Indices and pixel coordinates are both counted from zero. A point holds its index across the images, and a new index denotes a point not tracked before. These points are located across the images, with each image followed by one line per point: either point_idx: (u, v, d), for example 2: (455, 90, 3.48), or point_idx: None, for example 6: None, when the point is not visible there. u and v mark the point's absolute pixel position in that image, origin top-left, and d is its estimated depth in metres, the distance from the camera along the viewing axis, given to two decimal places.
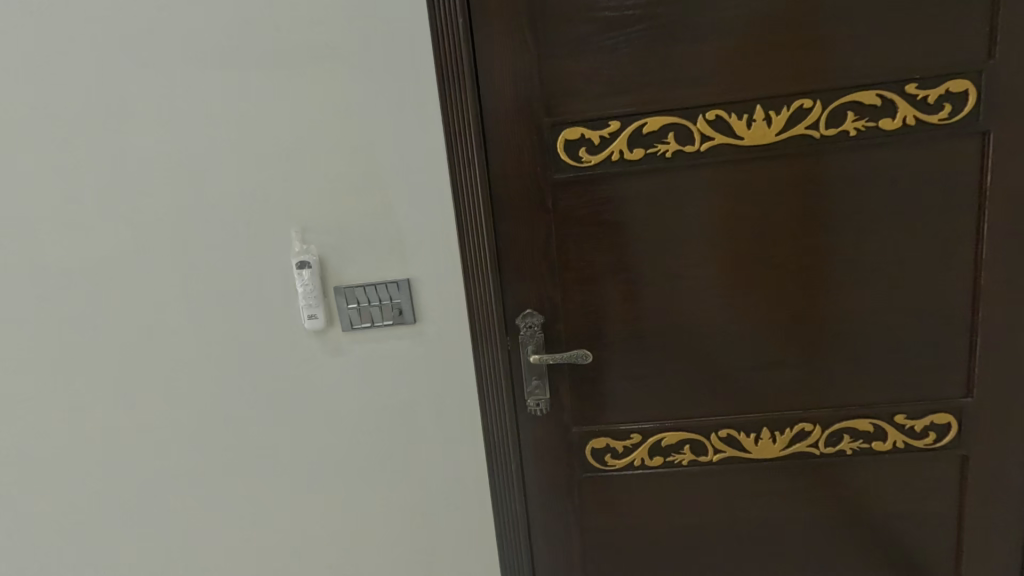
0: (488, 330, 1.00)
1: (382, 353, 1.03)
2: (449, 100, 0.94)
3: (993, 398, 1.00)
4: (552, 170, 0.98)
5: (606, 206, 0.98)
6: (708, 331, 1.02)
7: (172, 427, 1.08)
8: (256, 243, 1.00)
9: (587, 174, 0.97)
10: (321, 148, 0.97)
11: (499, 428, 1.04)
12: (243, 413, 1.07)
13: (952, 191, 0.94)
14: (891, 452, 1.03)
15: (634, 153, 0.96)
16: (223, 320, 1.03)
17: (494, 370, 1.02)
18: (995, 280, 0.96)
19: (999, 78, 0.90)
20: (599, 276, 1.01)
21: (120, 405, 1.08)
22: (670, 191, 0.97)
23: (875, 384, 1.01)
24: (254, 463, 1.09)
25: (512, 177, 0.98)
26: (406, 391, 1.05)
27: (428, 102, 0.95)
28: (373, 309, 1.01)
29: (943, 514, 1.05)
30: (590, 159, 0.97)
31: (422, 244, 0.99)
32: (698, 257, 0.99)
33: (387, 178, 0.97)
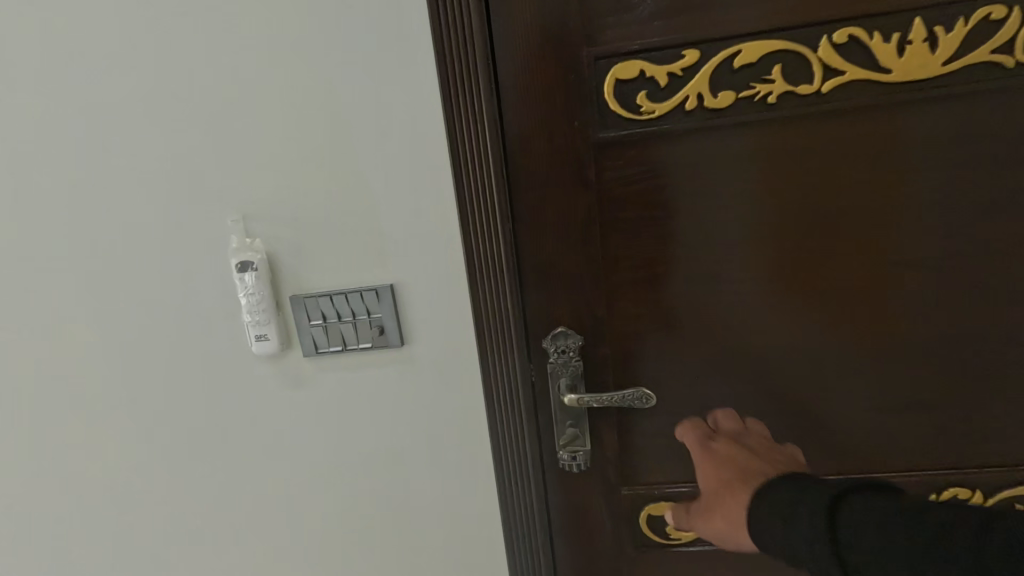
0: (504, 359, 0.72)
1: (362, 385, 0.76)
2: (444, 24, 0.63)
3: None
4: (595, 128, 0.67)
5: (673, 183, 0.68)
6: (817, 360, 0.71)
7: (90, 481, 0.82)
8: (183, 238, 0.72)
9: (647, 133, 0.67)
10: (265, 103, 0.67)
11: (522, 488, 0.76)
12: (180, 463, 0.81)
13: None
14: None
15: (720, 98, 0.64)
16: (149, 343, 0.76)
17: (512, 413, 0.74)
18: None
19: None
20: (658, 283, 0.71)
21: (21, 452, 0.82)
22: (769, 159, 0.66)
23: None
24: (203, 527, 0.83)
25: (537, 144, 0.68)
26: (395, 436, 0.78)
27: (414, 31, 0.64)
28: (344, 328, 0.73)
29: None
30: (652, 108, 0.65)
31: (410, 237, 0.70)
32: (805, 255, 0.69)
33: (360, 145, 0.68)
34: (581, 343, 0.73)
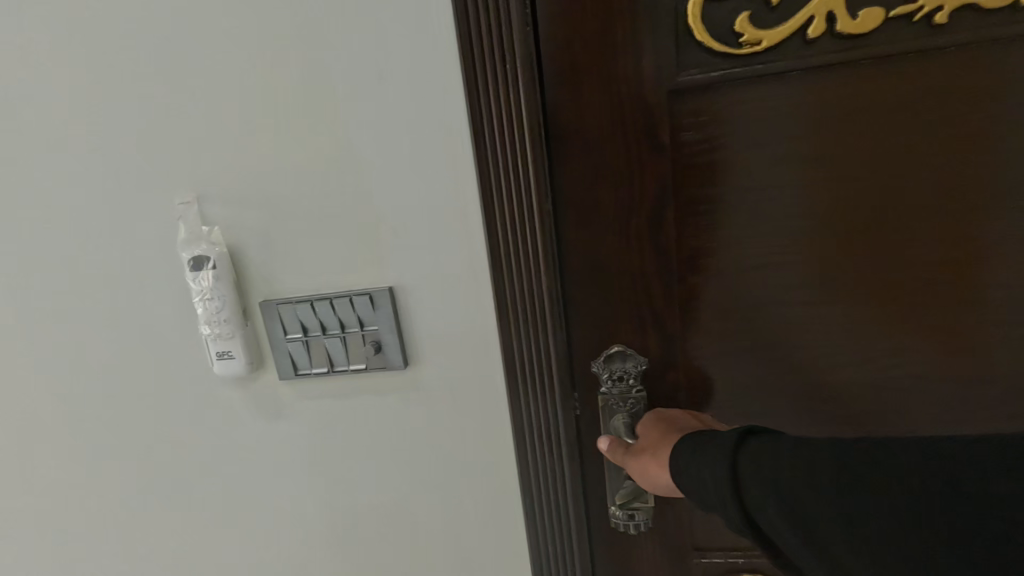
0: (539, 390, 0.54)
1: (356, 416, 0.59)
2: None
3: None
4: (672, 71, 0.49)
5: (768, 163, 0.50)
6: (953, 393, 0.54)
7: (18, 531, 0.66)
8: (117, 227, 0.55)
9: (748, 76, 0.49)
10: (221, 42, 0.50)
11: (560, 549, 0.59)
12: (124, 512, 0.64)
13: None
14: None
15: (860, 20, 0.46)
16: (83, 369, 0.59)
17: (549, 459, 0.56)
18: None
19: None
20: (744, 291, 0.53)
21: None
22: (909, 121, 0.48)
23: None
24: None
25: (586, 102, 0.50)
26: (399, 482, 0.60)
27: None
28: (330, 344, 0.56)
29: None
30: (759, 37, 0.47)
31: (417, 224, 0.53)
32: (938, 260, 0.51)
33: (347, 100, 0.51)
34: (643, 367, 0.56)
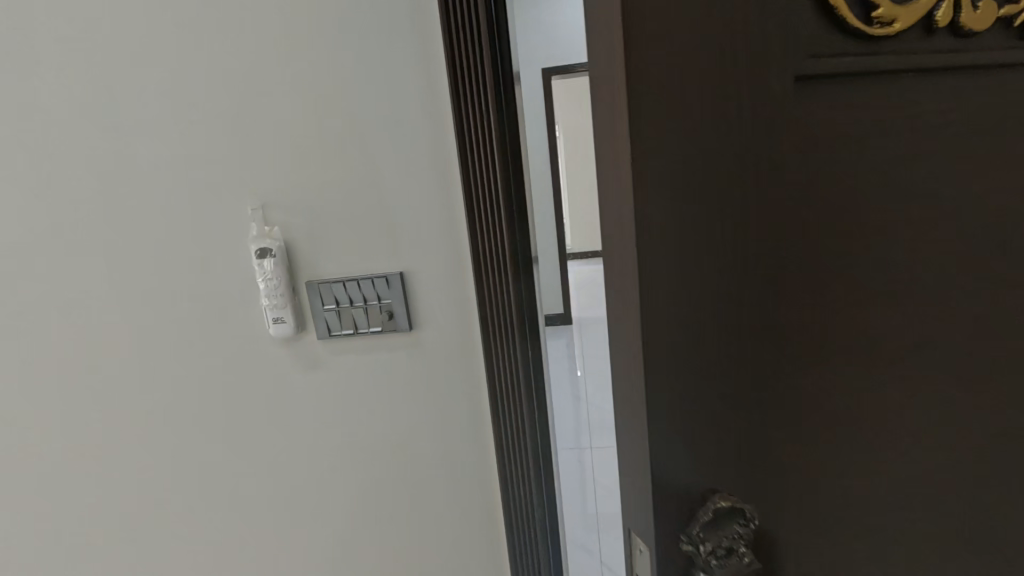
0: (509, 351, 0.74)
1: (374, 367, 0.79)
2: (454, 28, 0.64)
3: None
4: (794, 63, 0.35)
5: (886, 231, 0.38)
6: None
7: (107, 452, 0.86)
8: (205, 224, 0.76)
9: (877, 72, 0.36)
10: (285, 94, 0.71)
11: (525, 464, 0.79)
12: (194, 436, 0.85)
13: None
14: None
15: (982, 11, 0.36)
16: (174, 331, 0.81)
17: (516, 399, 0.76)
18: None
19: None
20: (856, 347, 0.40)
21: (45, 424, 0.85)
22: (1015, 177, 0.40)
23: None
24: (229, 511, 0.88)
25: (690, 146, 0.34)
26: (404, 417, 0.81)
27: (427, 24, 0.68)
28: (357, 313, 0.76)
29: None
30: (894, 15, 0.35)
31: (421, 225, 0.73)
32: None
33: (373, 137, 0.71)
34: (757, 525, 0.41)
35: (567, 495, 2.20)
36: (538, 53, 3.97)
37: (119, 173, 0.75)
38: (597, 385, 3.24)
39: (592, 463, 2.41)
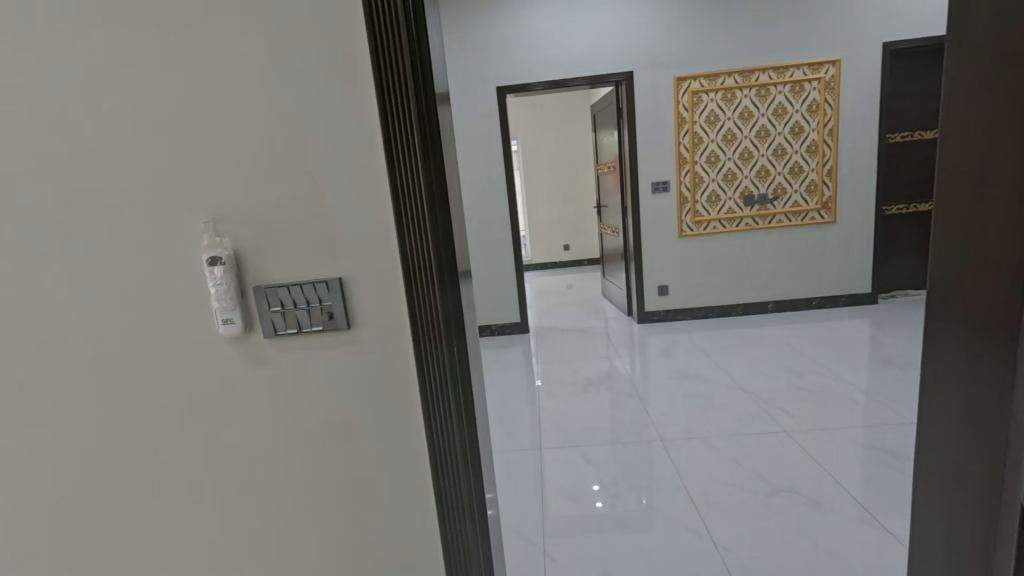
0: (435, 341, 0.86)
1: (317, 362, 0.89)
2: (385, 73, 0.77)
3: (941, 353, 1.07)
4: None
5: None
6: None
7: (68, 444, 0.93)
8: (158, 235, 0.85)
9: None
10: (236, 123, 0.81)
11: (453, 442, 0.91)
12: (149, 428, 0.92)
13: (963, 170, 0.98)
14: (976, 428, 0.99)
15: None
16: (133, 335, 0.89)
17: (443, 385, 0.88)
18: (949, 248, 1.03)
19: (968, 61, 0.95)
20: None
21: (10, 417, 0.93)
22: None
23: (976, 368, 0.97)
24: (185, 501, 0.96)
25: None
26: (345, 407, 0.91)
27: (360, 65, 0.78)
28: (299, 313, 0.86)
29: (969, 485, 1.02)
30: None
31: (355, 235, 0.84)
32: None
33: (314, 160, 0.82)
34: None
35: (520, 494, 2.31)
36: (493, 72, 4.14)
37: (83, 193, 0.84)
38: (551, 390, 3.37)
39: (545, 462, 2.53)
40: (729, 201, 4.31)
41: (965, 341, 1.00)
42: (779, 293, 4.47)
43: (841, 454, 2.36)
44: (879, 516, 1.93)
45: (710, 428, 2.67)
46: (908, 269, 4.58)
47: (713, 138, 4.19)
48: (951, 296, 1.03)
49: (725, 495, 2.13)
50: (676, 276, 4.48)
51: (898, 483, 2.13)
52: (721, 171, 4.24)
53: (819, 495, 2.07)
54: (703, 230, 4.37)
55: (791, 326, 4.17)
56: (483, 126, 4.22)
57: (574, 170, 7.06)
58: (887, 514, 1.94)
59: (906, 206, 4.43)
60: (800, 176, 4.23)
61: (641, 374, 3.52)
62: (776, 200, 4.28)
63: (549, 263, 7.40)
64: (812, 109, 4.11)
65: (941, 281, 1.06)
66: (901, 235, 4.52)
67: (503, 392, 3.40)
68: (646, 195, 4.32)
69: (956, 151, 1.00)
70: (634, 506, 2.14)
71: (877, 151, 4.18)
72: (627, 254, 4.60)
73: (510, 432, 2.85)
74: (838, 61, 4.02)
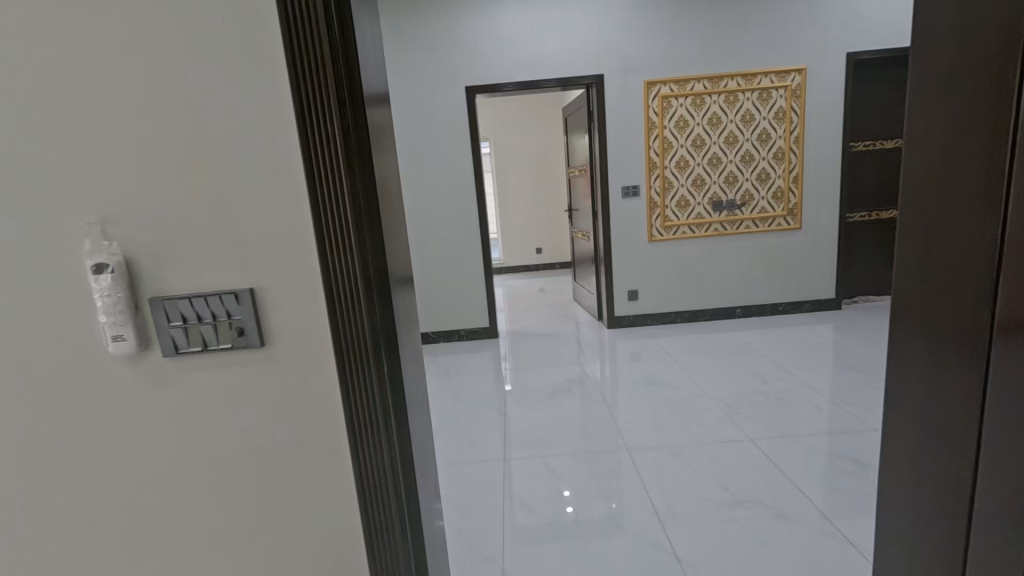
0: (360, 360, 0.76)
1: (227, 384, 0.78)
2: (301, 59, 0.68)
3: (902, 366, 1.04)
4: None
5: None
6: None
7: None
8: (33, 238, 0.73)
9: None
10: (130, 109, 0.70)
11: (383, 473, 0.81)
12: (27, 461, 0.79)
13: (922, 178, 0.95)
14: (939, 444, 0.95)
15: None
16: (6, 353, 0.76)
17: (371, 408, 0.78)
18: (910, 256, 1.00)
19: (928, 69, 0.92)
20: None
21: None
22: None
23: (939, 384, 0.94)
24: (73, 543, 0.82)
25: None
26: (260, 434, 0.80)
27: (272, 51, 0.69)
28: (204, 329, 0.75)
29: (934, 503, 0.98)
30: None
31: (268, 241, 0.74)
32: None
33: (220, 156, 0.72)
34: None
35: (482, 508, 2.22)
36: (462, 71, 4.05)
37: None
38: (518, 397, 3.29)
39: (510, 474, 2.44)
40: (698, 206, 4.31)
41: (926, 353, 0.97)
42: (747, 298, 4.50)
43: (804, 461, 2.36)
44: (836, 522, 1.94)
45: (676, 436, 2.63)
46: (869, 275, 4.68)
47: (682, 143, 4.19)
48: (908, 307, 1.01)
49: (691, 505, 2.09)
50: (646, 281, 4.46)
51: (861, 491, 2.12)
52: (690, 176, 4.24)
53: (783, 505, 2.05)
54: (672, 235, 4.36)
55: (758, 332, 4.19)
56: (450, 126, 4.13)
57: (545, 173, 7.02)
58: (842, 519, 1.95)
59: (868, 213, 4.53)
60: (767, 182, 4.27)
61: (609, 380, 3.47)
62: (743, 206, 4.31)
63: (520, 267, 7.32)
64: (779, 117, 4.16)
65: (904, 293, 1.02)
66: (863, 242, 4.61)
67: (469, 399, 3.30)
68: (617, 199, 4.29)
69: (915, 159, 0.97)
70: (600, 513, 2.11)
71: (841, 159, 4.24)
72: (598, 258, 4.57)
73: (474, 441, 2.75)
74: (803, 70, 4.07)
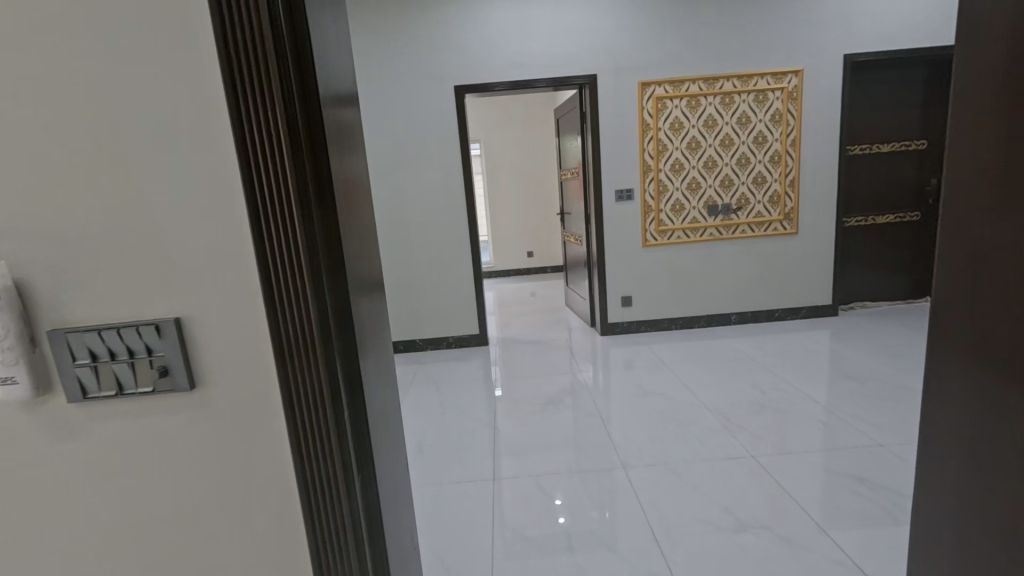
0: (311, 405, 0.63)
1: (150, 435, 0.64)
2: (235, 40, 0.56)
3: (953, 395, 0.93)
4: None
5: None
6: None
7: None
8: None
9: None
10: (21, 95, 0.57)
11: (345, 538, 0.67)
12: None
13: (974, 192, 0.85)
14: (1004, 486, 0.85)
15: None
16: None
17: (328, 463, 0.65)
18: (961, 277, 0.89)
19: (981, 70, 0.82)
20: None
21: None
22: None
23: (1004, 423, 0.83)
24: None
25: None
26: (195, 493, 0.67)
27: (202, 34, 0.57)
28: (120, 368, 0.62)
29: (997, 551, 0.88)
30: None
31: (198, 261, 0.60)
32: None
33: (142, 161, 0.59)
34: None
35: (468, 532, 2.08)
36: (450, 69, 3.91)
37: None
38: (508, 408, 3.15)
39: (500, 493, 2.31)
40: (694, 210, 4.21)
41: (971, 374, 0.89)
42: (743, 304, 4.41)
43: (806, 480, 2.25)
44: (833, 533, 1.91)
45: (674, 452, 2.51)
46: (866, 280, 4.61)
47: (676, 146, 4.09)
48: (963, 334, 0.90)
49: (689, 530, 1.97)
50: (640, 287, 4.35)
51: (869, 514, 2.01)
52: (685, 180, 4.15)
53: (788, 530, 1.94)
54: (667, 240, 4.26)
55: (755, 339, 4.10)
56: (438, 127, 3.99)
57: (537, 175, 6.90)
58: (839, 529, 1.93)
59: (865, 218, 4.46)
60: (763, 186, 4.18)
61: (603, 390, 3.34)
62: (739, 211, 4.21)
63: (512, 270, 7.19)
64: (775, 120, 4.07)
65: (950, 314, 0.92)
66: (859, 247, 4.54)
67: (457, 411, 3.16)
68: (610, 203, 4.18)
69: (965, 166, 0.87)
70: (594, 524, 2.05)
71: (838, 162, 4.16)
72: (590, 263, 4.45)
73: (462, 458, 2.61)
74: (800, 72, 3.99)
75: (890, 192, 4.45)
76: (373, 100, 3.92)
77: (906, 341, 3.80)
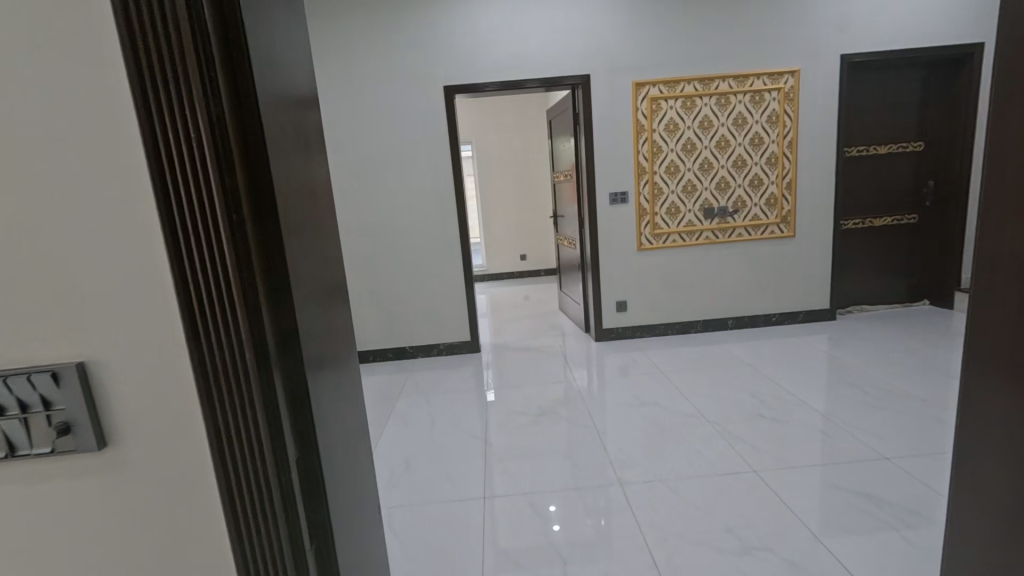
0: (246, 459, 0.55)
1: (56, 491, 0.57)
2: (147, 42, 0.48)
3: (1000, 436, 0.82)
4: None
5: None
6: None
7: None
8: None
9: None
10: None
11: None
12: None
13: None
14: None
15: None
16: None
17: (263, 523, 0.57)
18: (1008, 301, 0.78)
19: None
20: None
21: None
22: None
23: None
24: None
25: None
26: (107, 556, 0.59)
27: (101, 9, 0.48)
28: (12, 427, 0.55)
29: None
30: None
31: (108, 296, 0.53)
32: None
33: (34, 176, 0.50)
34: None
35: (455, 556, 1.96)
36: (440, 69, 3.80)
37: None
38: (500, 421, 3.04)
39: (489, 513, 2.20)
40: (689, 213, 4.13)
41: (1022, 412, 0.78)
42: (739, 308, 4.32)
43: (808, 496, 2.16)
44: (825, 540, 1.90)
45: (673, 468, 2.41)
46: (863, 284, 4.54)
47: (672, 148, 4.00)
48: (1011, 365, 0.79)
49: (690, 554, 1.86)
50: (634, 291, 4.26)
51: (877, 535, 1.92)
52: (681, 182, 4.06)
53: (793, 554, 1.84)
54: (662, 243, 4.16)
55: (752, 344, 4.01)
56: (428, 128, 3.87)
57: (530, 178, 6.80)
58: (831, 536, 1.91)
59: (862, 221, 4.40)
60: (760, 189, 4.10)
61: (597, 399, 3.24)
62: (736, 213, 4.13)
63: (504, 274, 7.08)
64: (772, 120, 3.99)
65: (996, 343, 0.81)
66: (857, 250, 4.47)
67: (448, 423, 3.04)
68: (604, 206, 4.09)
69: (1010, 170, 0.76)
70: (588, 530, 2.04)
71: (835, 164, 4.09)
72: (584, 267, 4.34)
73: (452, 475, 2.49)
74: (796, 72, 3.92)
75: (887, 194, 4.39)
76: (360, 100, 3.81)
77: (906, 346, 3.72)
